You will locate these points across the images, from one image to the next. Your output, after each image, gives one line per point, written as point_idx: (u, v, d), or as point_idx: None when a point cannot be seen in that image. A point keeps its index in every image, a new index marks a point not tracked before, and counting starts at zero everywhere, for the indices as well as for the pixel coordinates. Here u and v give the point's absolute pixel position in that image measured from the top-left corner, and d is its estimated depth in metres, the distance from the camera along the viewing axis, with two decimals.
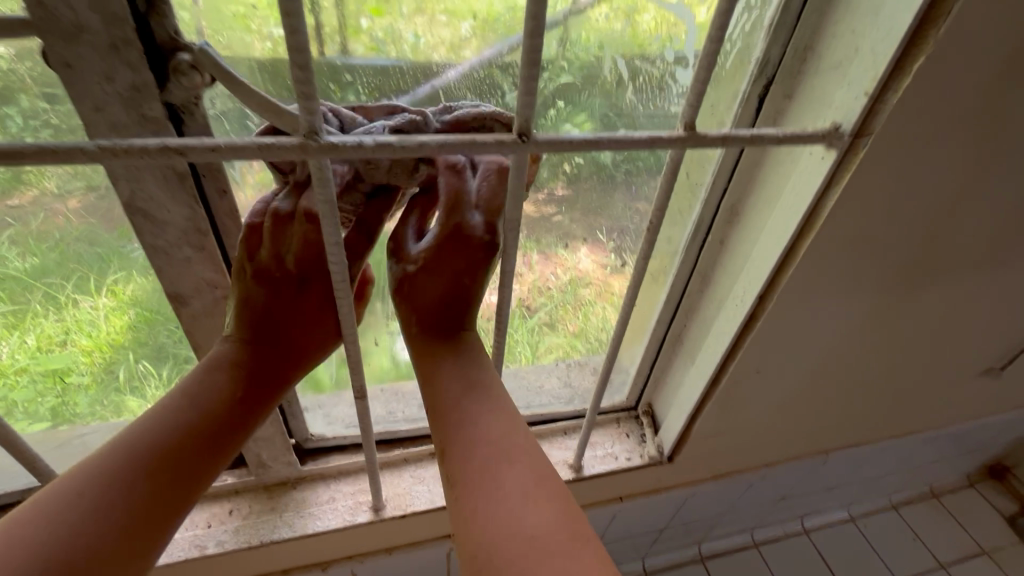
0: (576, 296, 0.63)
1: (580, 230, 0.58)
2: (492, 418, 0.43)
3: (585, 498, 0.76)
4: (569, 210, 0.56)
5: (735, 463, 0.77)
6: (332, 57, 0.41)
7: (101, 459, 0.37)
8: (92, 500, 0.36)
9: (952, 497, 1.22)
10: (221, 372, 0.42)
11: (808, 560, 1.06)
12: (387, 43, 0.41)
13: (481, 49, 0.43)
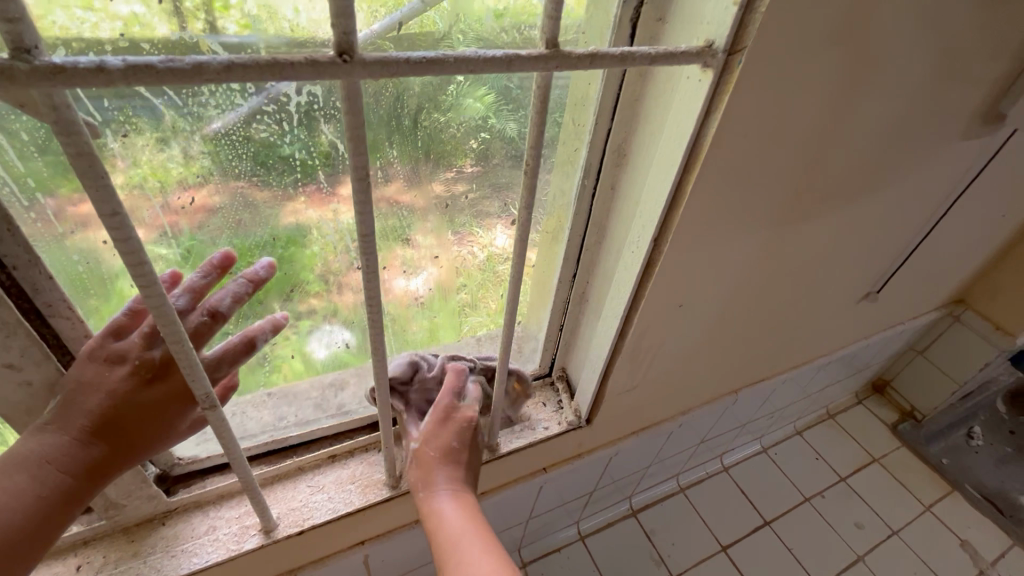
0: (495, 273, 0.58)
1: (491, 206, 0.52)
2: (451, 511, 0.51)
3: (509, 476, 0.72)
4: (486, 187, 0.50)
5: (653, 415, 0.77)
6: (199, 36, 0.31)
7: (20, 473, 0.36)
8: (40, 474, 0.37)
9: (845, 415, 1.34)
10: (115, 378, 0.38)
11: (730, 495, 1.11)
12: (263, 19, 0.32)
13: (370, 21, 0.35)
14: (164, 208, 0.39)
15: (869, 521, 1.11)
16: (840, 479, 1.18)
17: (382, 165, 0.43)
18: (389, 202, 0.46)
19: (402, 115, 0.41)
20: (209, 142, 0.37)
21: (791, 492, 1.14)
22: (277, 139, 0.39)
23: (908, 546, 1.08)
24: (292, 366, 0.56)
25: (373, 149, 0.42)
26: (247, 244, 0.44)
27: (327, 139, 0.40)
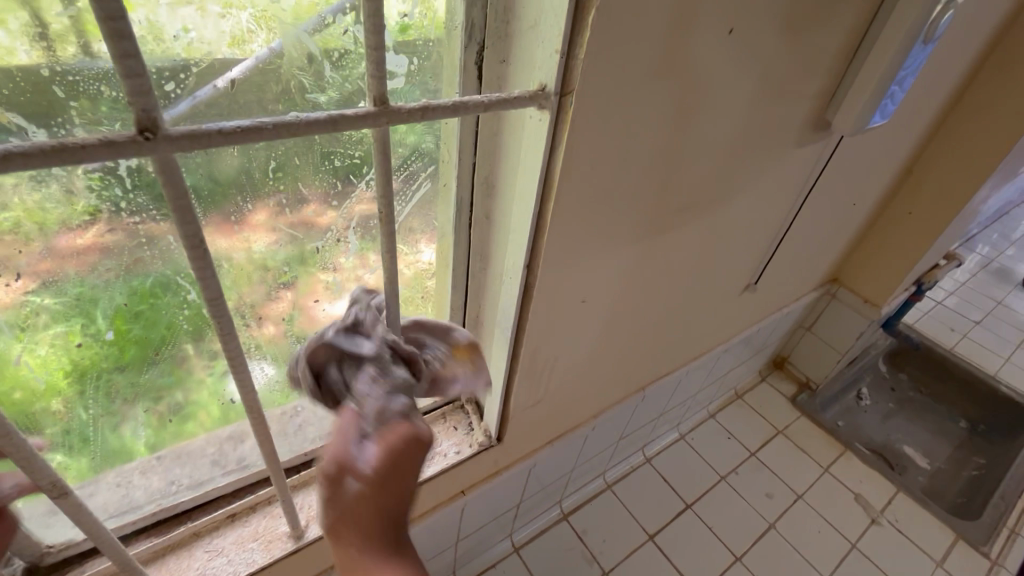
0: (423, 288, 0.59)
1: (416, 224, 0.54)
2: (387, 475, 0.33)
3: (428, 504, 0.73)
4: (405, 201, 0.51)
5: (564, 422, 0.81)
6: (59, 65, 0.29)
7: None
8: None
9: (752, 393, 1.45)
10: None
11: (653, 484, 1.17)
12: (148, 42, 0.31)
13: (268, 40, 0.35)
14: (45, 255, 0.37)
15: (777, 490, 1.21)
16: (750, 453, 1.28)
17: (234, 206, 0.42)
18: (305, 226, 0.48)
19: (218, 151, 0.38)
20: (95, 179, 0.35)
21: (708, 472, 1.22)
22: (110, 205, 0.37)
23: (812, 508, 1.19)
24: (209, 415, 0.53)
25: (204, 196, 0.40)
26: (95, 302, 0.41)
27: (211, 176, 0.39)
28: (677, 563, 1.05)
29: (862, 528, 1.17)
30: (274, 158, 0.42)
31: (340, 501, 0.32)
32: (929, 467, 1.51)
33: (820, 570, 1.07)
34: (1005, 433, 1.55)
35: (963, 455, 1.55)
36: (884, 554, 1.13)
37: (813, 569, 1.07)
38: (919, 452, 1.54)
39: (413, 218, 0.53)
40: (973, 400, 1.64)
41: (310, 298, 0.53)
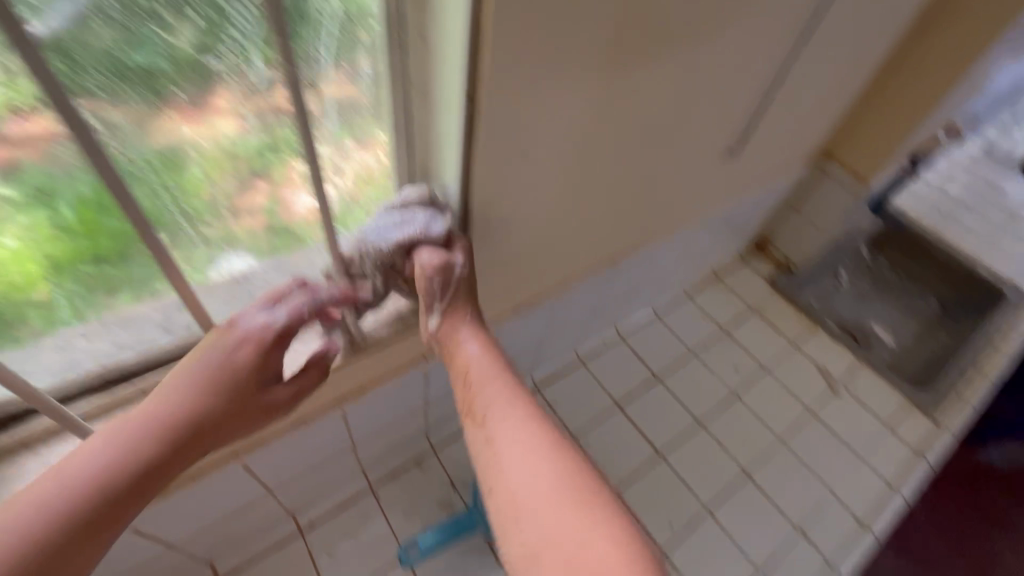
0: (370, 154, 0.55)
1: (351, 77, 0.48)
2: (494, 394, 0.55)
3: (388, 370, 0.73)
4: (325, 49, 0.44)
5: (528, 290, 0.79)
6: None
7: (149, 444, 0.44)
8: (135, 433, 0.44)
9: (731, 274, 1.44)
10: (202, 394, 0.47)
11: (624, 358, 1.20)
12: None
13: None
14: (2, 143, 0.35)
15: (744, 363, 1.25)
16: (722, 331, 1.30)
17: (187, 95, 0.40)
18: (266, 109, 0.45)
19: (150, 13, 0.35)
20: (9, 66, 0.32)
21: (678, 347, 1.24)
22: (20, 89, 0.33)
23: (775, 379, 1.23)
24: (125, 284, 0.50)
25: (124, 80, 0.37)
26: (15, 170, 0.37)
27: (106, 50, 0.35)
28: (642, 427, 1.10)
29: (819, 396, 1.22)
30: (212, 49, 0.39)
31: (486, 391, 0.55)
32: (894, 344, 1.57)
33: (774, 433, 1.15)
34: (973, 314, 1.58)
35: (929, 334, 1.59)
36: (839, 419, 1.19)
37: (768, 432, 1.15)
38: (887, 332, 1.59)
39: (354, 90, 0.49)
40: (949, 282, 1.63)
41: (286, 187, 0.53)
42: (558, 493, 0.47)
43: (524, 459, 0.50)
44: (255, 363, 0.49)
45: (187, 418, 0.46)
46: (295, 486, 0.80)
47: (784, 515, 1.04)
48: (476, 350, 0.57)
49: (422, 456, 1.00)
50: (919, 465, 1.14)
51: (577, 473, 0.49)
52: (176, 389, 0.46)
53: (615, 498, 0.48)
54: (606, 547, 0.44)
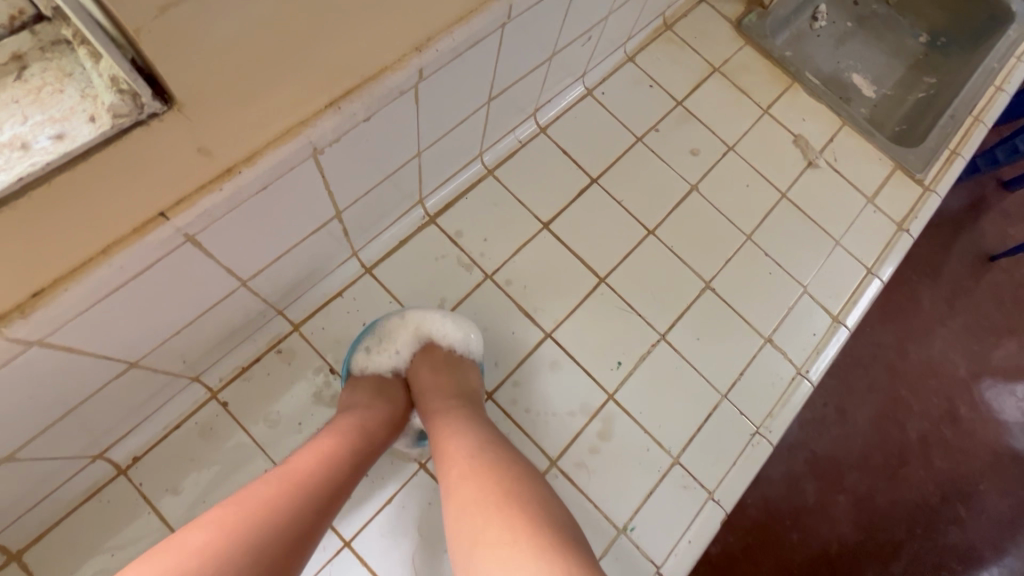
0: None
1: None
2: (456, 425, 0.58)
3: (85, 251, 0.37)
4: None
5: (333, 52, 0.41)
6: None
7: (310, 500, 0.49)
8: (296, 492, 0.48)
9: (685, 21, 1.05)
10: (341, 462, 0.54)
11: (550, 162, 0.87)
12: None
13: None
14: None
15: (703, 143, 0.95)
16: (676, 103, 0.97)
17: None
18: None
19: None
20: None
21: (620, 135, 0.92)
22: None
23: (742, 159, 0.95)
24: None
25: None
26: None
27: None
28: (576, 249, 0.83)
29: (794, 173, 0.97)
30: None
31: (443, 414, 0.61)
32: (875, 96, 1.27)
33: (742, 228, 0.90)
34: (965, 49, 1.29)
35: (914, 77, 1.31)
36: (814, 199, 0.96)
37: (733, 228, 0.90)
38: (868, 81, 1.28)
39: None
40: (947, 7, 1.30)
41: None
42: (476, 508, 0.46)
43: (453, 510, 0.47)
44: (372, 443, 0.59)
45: (329, 482, 0.51)
46: (56, 432, 0.52)
47: (749, 326, 0.85)
48: (444, 399, 0.64)
49: (280, 339, 0.71)
50: (903, 239, 0.95)
51: (510, 498, 0.46)
52: (329, 461, 0.53)
53: (546, 505, 0.46)
54: (517, 555, 0.40)
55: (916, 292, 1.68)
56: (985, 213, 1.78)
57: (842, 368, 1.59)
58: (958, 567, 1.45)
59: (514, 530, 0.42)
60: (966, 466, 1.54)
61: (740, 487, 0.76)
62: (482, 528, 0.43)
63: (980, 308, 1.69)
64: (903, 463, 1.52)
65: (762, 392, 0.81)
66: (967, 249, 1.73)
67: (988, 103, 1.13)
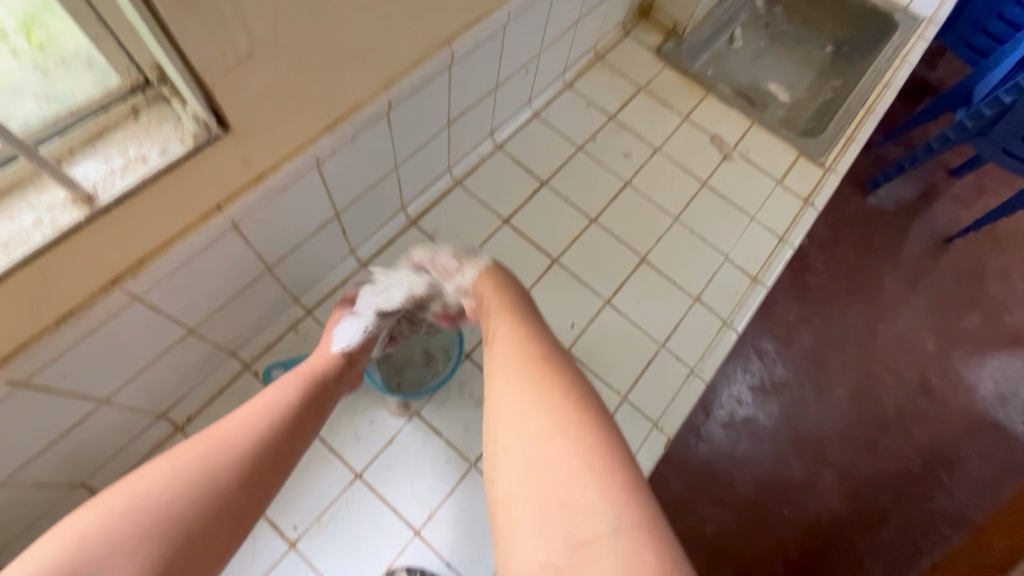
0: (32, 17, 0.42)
1: None
2: (521, 373, 0.59)
3: (172, 231, 0.57)
4: None
5: (326, 93, 0.62)
6: None
7: (271, 427, 0.62)
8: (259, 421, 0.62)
9: (615, 53, 1.27)
10: (300, 396, 0.67)
11: (506, 171, 1.07)
12: None
13: None
14: None
15: (635, 147, 1.15)
16: (609, 117, 1.18)
17: None
18: None
19: None
20: None
21: (564, 146, 1.12)
22: None
23: (668, 158, 1.16)
24: None
25: None
26: None
27: None
28: (532, 237, 1.03)
29: (712, 165, 1.17)
30: None
31: (513, 355, 0.62)
32: (790, 100, 1.49)
33: (670, 212, 1.09)
34: (865, 52, 1.51)
35: (823, 82, 1.53)
36: (731, 185, 1.15)
37: (662, 213, 1.09)
38: (782, 88, 1.51)
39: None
40: (843, 22, 1.53)
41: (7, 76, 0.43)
42: (562, 461, 0.50)
43: (522, 416, 0.55)
44: (331, 376, 0.72)
45: (289, 410, 0.65)
46: (137, 385, 0.70)
47: (681, 289, 1.02)
48: (508, 341, 0.65)
49: (298, 321, 0.90)
50: (808, 212, 1.14)
51: (590, 450, 0.51)
52: (287, 395, 0.67)
53: (615, 447, 0.52)
54: (612, 511, 0.47)
55: (879, 275, 1.82)
56: (936, 200, 1.93)
57: (817, 351, 1.70)
58: (946, 528, 1.53)
59: (603, 489, 0.48)
60: (946, 435, 1.64)
61: (681, 417, 0.91)
62: (559, 442, 0.51)
63: (942, 286, 1.83)
64: (883, 435, 1.61)
65: (694, 340, 0.98)
66: (926, 235, 1.88)
67: (878, 97, 1.33)
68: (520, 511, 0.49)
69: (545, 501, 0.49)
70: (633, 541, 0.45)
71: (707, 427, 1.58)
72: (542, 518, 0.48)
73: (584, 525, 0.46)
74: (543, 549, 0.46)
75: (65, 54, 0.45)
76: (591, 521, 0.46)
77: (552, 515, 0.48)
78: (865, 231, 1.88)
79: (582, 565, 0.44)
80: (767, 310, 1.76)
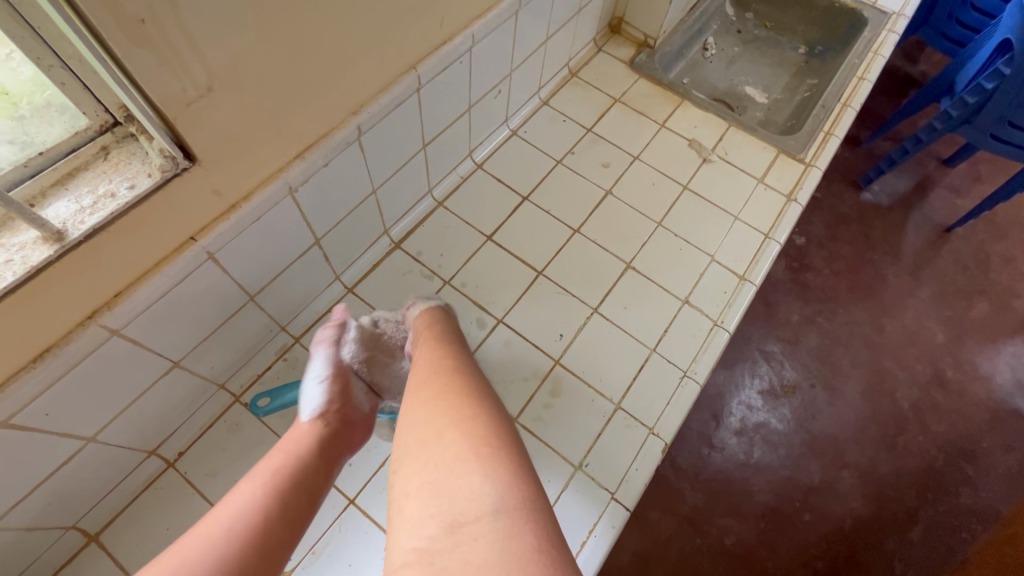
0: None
1: None
2: (431, 383, 0.63)
3: (145, 264, 0.58)
4: None
5: (293, 121, 0.64)
6: None
7: (273, 503, 0.58)
8: (258, 493, 0.59)
9: (589, 68, 1.30)
10: (299, 463, 0.65)
11: (487, 189, 1.09)
12: None
13: None
14: None
15: (614, 157, 1.17)
16: (586, 130, 1.20)
17: None
18: None
19: None
20: None
21: (544, 161, 1.14)
22: None
23: (647, 165, 1.17)
24: None
25: None
26: None
27: None
28: (517, 251, 1.03)
29: (692, 169, 1.18)
30: None
31: (424, 369, 0.67)
32: (767, 101, 1.51)
33: (653, 218, 1.10)
34: (839, 50, 1.53)
35: (799, 81, 1.54)
36: (711, 187, 1.16)
37: (645, 218, 1.10)
38: (759, 90, 1.53)
39: None
40: (814, 22, 1.55)
41: None
42: (446, 453, 0.51)
43: (423, 421, 0.57)
44: (331, 441, 0.71)
45: (293, 479, 0.62)
46: (124, 421, 0.70)
47: (668, 293, 1.02)
48: (421, 360, 0.70)
49: (285, 349, 0.90)
50: (792, 207, 1.14)
51: (481, 444, 0.52)
52: (285, 465, 0.63)
53: (505, 442, 0.53)
54: (497, 494, 0.47)
55: (881, 268, 1.81)
56: (930, 189, 1.93)
57: (824, 350, 1.67)
58: (975, 524, 1.47)
59: (487, 477, 0.48)
60: (965, 427, 1.60)
61: (677, 421, 0.90)
62: (462, 437, 0.53)
63: (946, 276, 1.80)
64: (901, 432, 1.57)
65: (685, 343, 0.97)
66: (923, 225, 1.87)
67: (853, 91, 1.34)
68: (409, 502, 0.49)
69: (423, 488, 0.49)
70: (513, 522, 0.45)
71: (719, 435, 1.54)
72: (421, 503, 0.48)
73: (467, 505, 0.46)
74: (421, 534, 0.45)
75: (36, 101, 0.47)
76: (474, 503, 0.46)
77: (435, 500, 0.47)
78: (861, 228, 1.87)
79: (458, 545, 0.43)
80: (767, 311, 1.75)
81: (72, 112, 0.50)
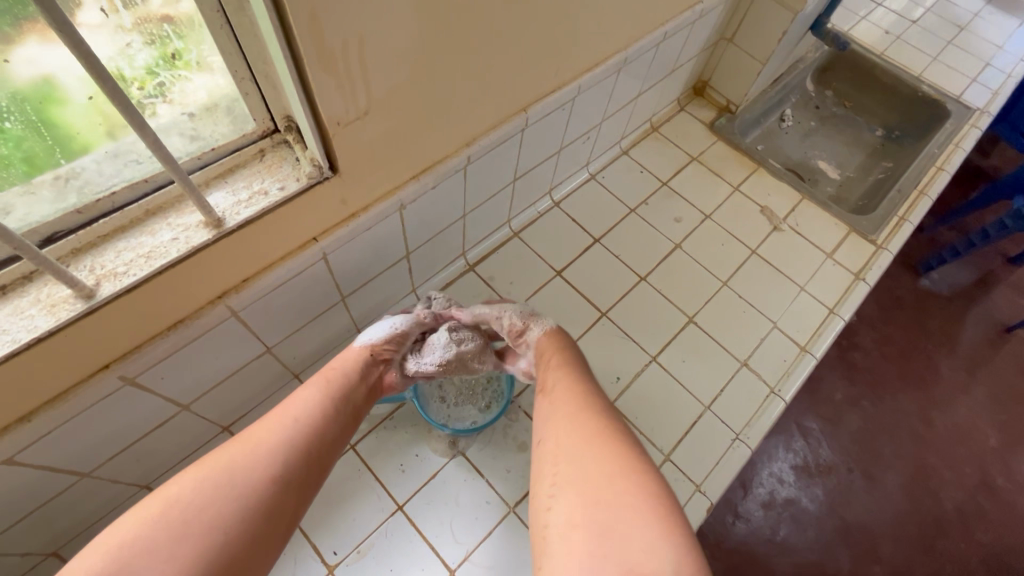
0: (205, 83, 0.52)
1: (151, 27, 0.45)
2: (579, 422, 0.67)
3: (274, 257, 0.64)
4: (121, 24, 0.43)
5: (419, 148, 0.70)
6: None
7: (286, 448, 0.63)
8: (278, 439, 0.63)
9: (670, 125, 1.35)
10: (319, 413, 0.68)
11: (561, 227, 1.13)
12: None
13: None
14: None
15: (685, 213, 1.20)
16: (661, 184, 1.24)
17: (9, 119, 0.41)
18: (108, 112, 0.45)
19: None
20: None
21: (617, 207, 1.18)
22: None
23: (717, 225, 1.20)
24: None
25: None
26: None
27: None
28: (583, 291, 1.07)
29: (762, 236, 1.20)
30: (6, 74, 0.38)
31: (569, 400, 0.71)
32: (839, 178, 1.53)
33: (718, 277, 1.12)
34: (917, 137, 1.54)
35: (873, 163, 1.56)
36: (779, 255, 1.17)
37: (711, 276, 1.12)
38: (832, 166, 1.55)
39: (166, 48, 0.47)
40: (895, 107, 1.58)
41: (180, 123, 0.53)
42: (620, 507, 0.57)
43: (587, 467, 0.61)
44: (352, 396, 0.73)
45: (309, 427, 0.66)
46: (213, 397, 0.75)
47: (727, 353, 1.03)
48: (563, 389, 0.73)
49: None
50: (859, 287, 1.14)
51: (651, 502, 0.57)
52: (304, 413, 0.67)
53: (670, 500, 0.59)
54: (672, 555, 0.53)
55: (934, 359, 1.76)
56: (995, 286, 1.88)
57: (867, 435, 1.62)
58: None
59: (665, 539, 0.54)
60: (1014, 542, 1.51)
61: (723, 483, 0.90)
62: (634, 492, 0.58)
63: (1003, 378, 1.74)
64: (941, 535, 1.50)
65: (739, 406, 0.98)
66: (984, 322, 1.82)
67: (931, 180, 1.34)
68: (581, 544, 0.55)
69: (598, 535, 0.55)
70: None
71: (745, 505, 1.50)
72: (598, 550, 0.54)
73: (646, 563, 0.52)
74: None
75: (222, 108, 0.55)
76: (653, 560, 0.52)
77: (613, 551, 0.53)
78: (919, 315, 1.83)
79: None
80: (813, 384, 1.71)
81: (242, 117, 0.57)
